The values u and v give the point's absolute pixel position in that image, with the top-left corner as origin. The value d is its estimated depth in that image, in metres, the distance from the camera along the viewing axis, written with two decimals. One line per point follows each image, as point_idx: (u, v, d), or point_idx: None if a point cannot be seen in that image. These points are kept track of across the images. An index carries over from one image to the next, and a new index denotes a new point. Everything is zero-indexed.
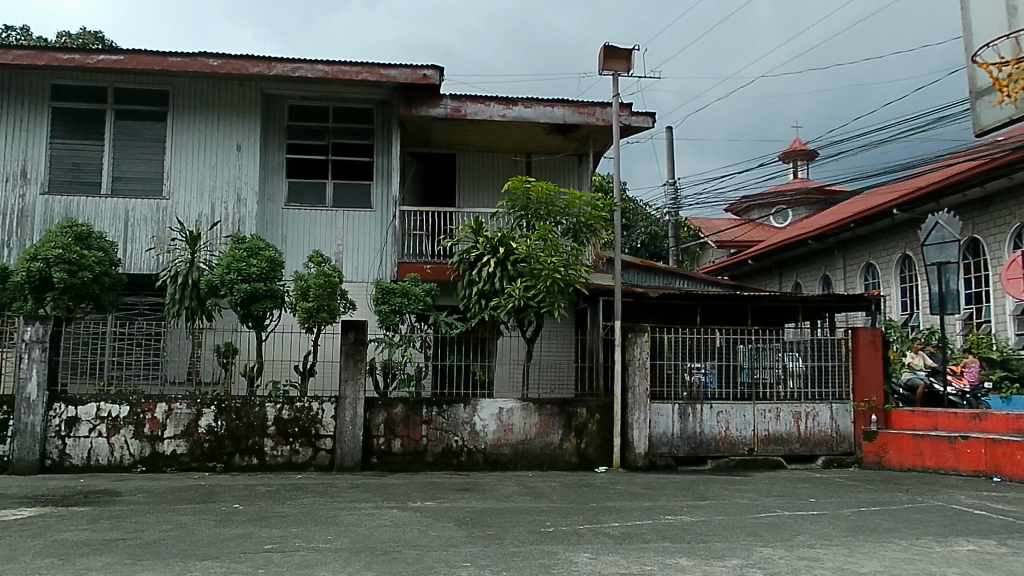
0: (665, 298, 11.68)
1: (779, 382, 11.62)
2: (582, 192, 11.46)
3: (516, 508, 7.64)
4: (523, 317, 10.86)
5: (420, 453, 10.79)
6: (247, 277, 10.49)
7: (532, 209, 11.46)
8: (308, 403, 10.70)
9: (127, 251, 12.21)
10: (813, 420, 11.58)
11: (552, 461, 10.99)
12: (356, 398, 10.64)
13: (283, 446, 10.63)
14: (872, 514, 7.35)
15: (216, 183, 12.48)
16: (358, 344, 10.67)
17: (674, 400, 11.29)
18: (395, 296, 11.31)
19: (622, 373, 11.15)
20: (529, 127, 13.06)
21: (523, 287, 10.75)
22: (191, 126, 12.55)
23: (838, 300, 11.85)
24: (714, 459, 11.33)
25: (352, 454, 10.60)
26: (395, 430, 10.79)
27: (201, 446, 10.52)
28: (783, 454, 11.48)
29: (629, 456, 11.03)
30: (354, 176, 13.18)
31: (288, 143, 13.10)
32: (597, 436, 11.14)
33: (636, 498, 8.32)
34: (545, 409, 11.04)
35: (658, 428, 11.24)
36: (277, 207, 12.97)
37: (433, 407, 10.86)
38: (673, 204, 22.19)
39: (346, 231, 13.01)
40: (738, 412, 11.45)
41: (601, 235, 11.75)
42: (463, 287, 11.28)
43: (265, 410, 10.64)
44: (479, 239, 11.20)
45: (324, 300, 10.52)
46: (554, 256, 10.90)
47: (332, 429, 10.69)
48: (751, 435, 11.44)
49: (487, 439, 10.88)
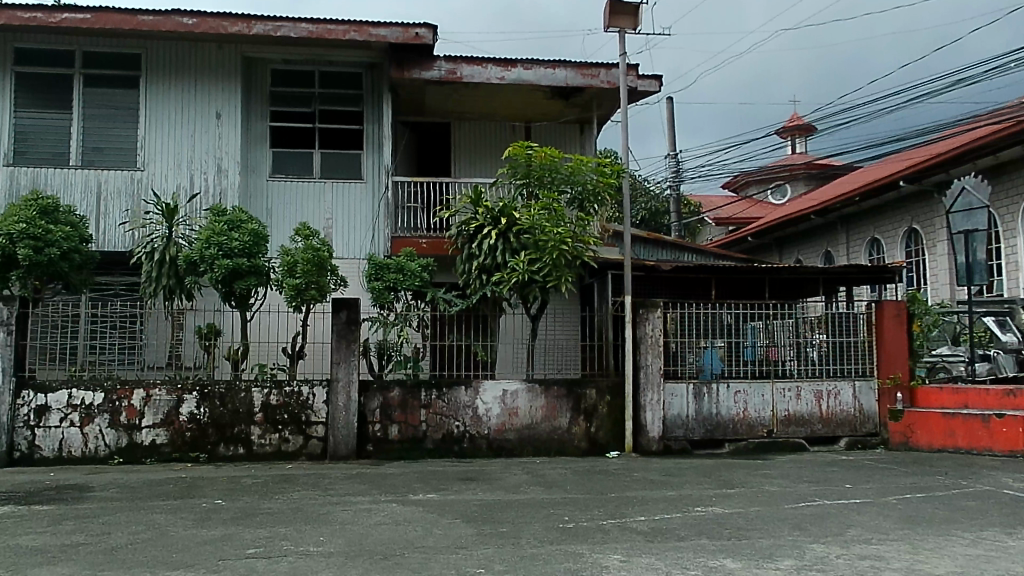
0: (679, 271, 10.89)
1: (799, 359, 10.96)
2: (588, 157, 10.67)
3: (528, 501, 6.94)
4: (528, 294, 10.09)
5: (419, 440, 10.07)
6: (229, 252, 9.65)
7: (535, 176, 10.68)
8: (298, 387, 9.93)
9: (99, 226, 11.34)
10: (835, 399, 10.93)
11: (561, 447, 10.28)
12: (349, 381, 9.89)
13: (272, 434, 9.88)
14: (920, 502, 6.69)
15: (196, 153, 11.62)
16: (351, 323, 9.94)
17: (688, 378, 10.61)
18: (389, 272, 10.54)
19: (633, 351, 10.44)
20: (529, 91, 12.24)
21: (527, 260, 9.99)
22: (166, 92, 11.65)
23: (862, 272, 11.15)
24: (732, 442, 10.67)
25: (347, 442, 9.88)
26: (393, 415, 10.05)
27: (182, 436, 9.76)
28: (805, 436, 10.84)
29: (642, 441, 10.35)
30: (344, 145, 12.35)
31: (272, 110, 12.23)
32: (607, 419, 10.42)
33: (657, 487, 7.64)
34: (552, 392, 10.30)
35: (673, 410, 10.56)
36: (261, 178, 12.10)
37: (433, 390, 10.12)
38: (675, 178, 21.40)
39: (336, 204, 12.16)
40: (757, 392, 10.78)
41: (608, 204, 11.02)
42: (462, 262, 10.48)
43: (252, 396, 9.87)
44: (479, 210, 10.38)
45: (314, 277, 9.70)
46: (560, 226, 10.12)
47: (324, 415, 9.95)
48: (771, 416, 10.78)
49: (490, 423, 10.16)
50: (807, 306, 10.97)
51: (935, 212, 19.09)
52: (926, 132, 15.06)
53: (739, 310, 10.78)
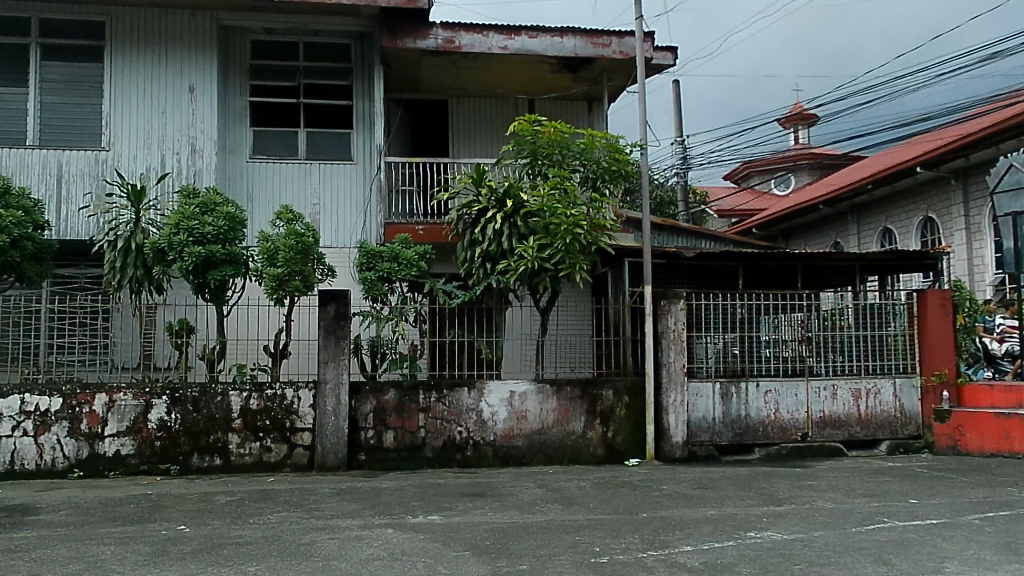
0: (702, 259, 9.84)
1: (834, 355, 9.96)
2: (602, 132, 9.62)
3: (547, 524, 5.90)
4: (537, 284, 9.05)
5: (418, 448, 9.02)
6: (201, 239, 8.53)
7: (542, 154, 9.64)
8: (281, 389, 8.88)
9: (60, 212, 10.24)
10: (875, 399, 9.95)
11: (574, 454, 9.24)
12: (338, 382, 8.84)
13: (252, 443, 8.81)
14: (1010, 524, 5.66)
15: (168, 131, 10.52)
16: (340, 317, 8.88)
17: (715, 377, 9.60)
18: (382, 261, 9.46)
19: (654, 346, 9.42)
20: (534, 63, 11.19)
21: (536, 246, 8.95)
22: (133, 64, 10.54)
23: (902, 259, 10.18)
24: (762, 447, 9.67)
25: (336, 451, 8.81)
26: (387, 420, 9.00)
27: (151, 445, 8.68)
28: (842, 440, 9.85)
29: (664, 447, 9.31)
30: (331, 123, 11.28)
31: (252, 85, 11.15)
32: (626, 423, 9.39)
33: (694, 504, 6.61)
34: (564, 393, 9.25)
35: (697, 412, 9.53)
36: (240, 159, 11.02)
37: (432, 392, 9.08)
38: (682, 164, 20.34)
39: (324, 187, 11.09)
40: (790, 391, 9.78)
41: (624, 185, 9.99)
42: (464, 250, 9.43)
43: (229, 400, 8.80)
44: (482, 191, 9.35)
45: (295, 265, 8.62)
46: (573, 208, 9.08)
47: (311, 421, 8.89)
48: (805, 418, 9.79)
49: (497, 428, 9.12)
50: (842, 296, 10.00)
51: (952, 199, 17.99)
52: (955, 110, 14.08)
53: (768, 301, 9.82)
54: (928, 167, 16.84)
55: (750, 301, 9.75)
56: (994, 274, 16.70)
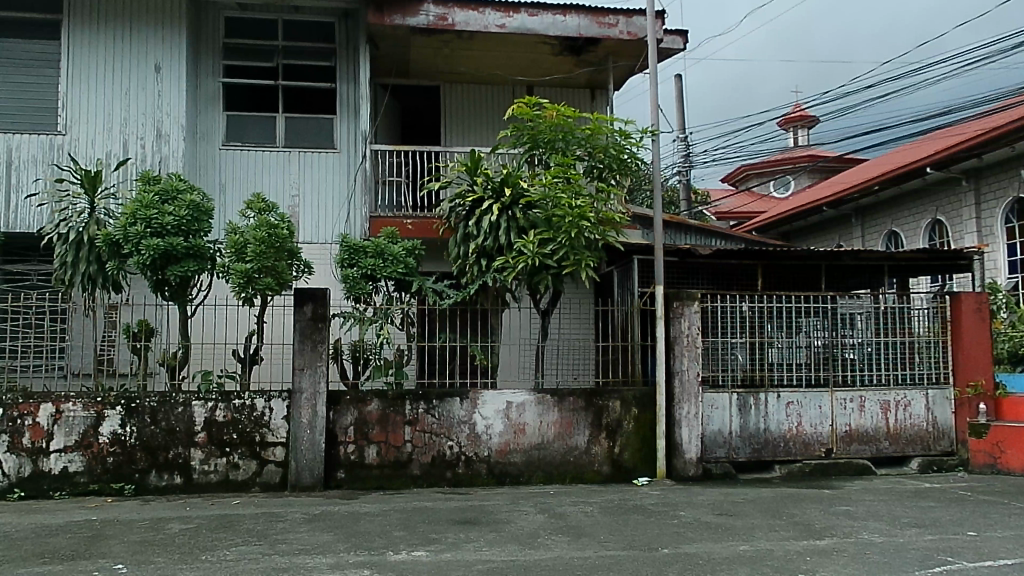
0: (718, 257, 8.96)
1: (860, 364, 9.11)
2: (609, 116, 8.71)
3: (554, 564, 4.98)
4: (537, 284, 8.15)
5: (403, 466, 8.09)
6: (161, 230, 7.56)
7: (543, 140, 8.74)
8: (250, 399, 7.93)
9: (9, 202, 9.29)
10: (905, 412, 9.10)
11: (577, 472, 8.33)
12: (315, 392, 7.91)
13: (217, 460, 7.86)
14: None
15: (131, 114, 9.58)
16: (319, 319, 7.96)
17: (731, 387, 8.73)
18: (366, 257, 8.55)
19: (666, 353, 8.54)
20: (534, 44, 10.33)
21: (537, 241, 8.08)
22: (94, 41, 9.61)
23: (934, 259, 9.36)
24: (783, 465, 8.80)
25: (312, 469, 7.87)
26: (370, 433, 8.07)
27: (102, 462, 7.72)
28: (870, 456, 8.99)
29: (677, 465, 8.42)
30: (313, 108, 10.36)
31: (226, 66, 10.21)
32: (634, 438, 8.47)
33: (721, 537, 5.71)
34: (566, 404, 8.35)
35: (712, 426, 8.66)
36: (212, 146, 10.08)
37: (420, 403, 8.15)
38: (685, 162, 19.50)
39: (304, 177, 10.16)
40: (813, 403, 8.92)
41: (632, 175, 9.11)
42: (456, 245, 8.52)
43: (192, 411, 7.86)
44: (478, 180, 8.46)
45: (266, 260, 7.68)
46: (578, 198, 8.19)
47: (284, 435, 7.95)
48: (830, 433, 8.92)
49: (491, 443, 8.21)
50: (870, 299, 9.14)
51: (962, 201, 16.87)
52: (980, 103, 13.28)
53: (788, 303, 8.98)
54: (939, 167, 16.02)
55: (768, 303, 8.90)
56: (1008, 279, 15.73)
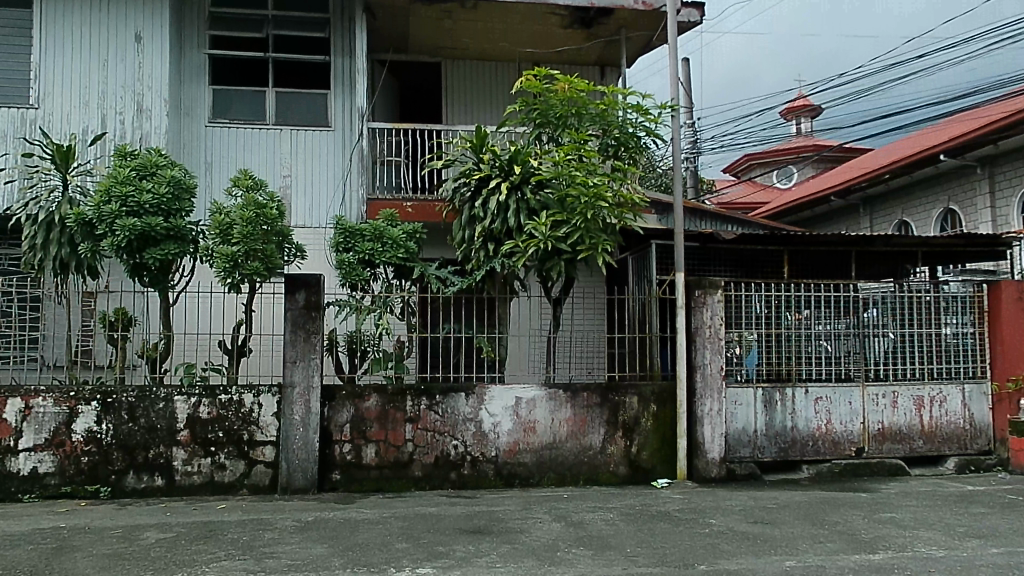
0: (743, 242, 8.34)
1: (893, 357, 8.51)
2: (625, 90, 8.04)
3: None
4: (549, 270, 7.52)
5: (404, 467, 7.47)
6: (137, 210, 6.88)
7: (554, 115, 8.05)
8: (237, 394, 7.29)
9: None
10: (939, 408, 8.50)
11: (591, 473, 7.72)
12: (308, 387, 7.27)
13: (201, 460, 7.22)
14: None
15: (110, 86, 8.89)
16: (313, 308, 7.33)
17: (756, 382, 8.14)
18: (363, 240, 7.90)
19: (687, 345, 7.92)
20: (542, 16, 9.67)
21: (549, 223, 7.41)
22: (70, 8, 8.92)
23: (971, 245, 8.76)
24: (811, 465, 8.21)
25: (305, 470, 7.24)
26: (368, 432, 7.44)
27: (75, 463, 7.08)
28: (903, 456, 8.40)
29: (698, 465, 7.81)
30: (306, 83, 9.70)
31: (212, 37, 9.52)
32: (653, 437, 7.86)
33: (762, 550, 5.09)
34: (580, 400, 7.73)
35: (736, 423, 8.06)
36: (197, 123, 9.40)
37: (423, 399, 7.53)
38: (692, 149, 18.86)
39: (296, 156, 9.50)
40: (844, 399, 8.32)
41: (650, 153, 8.43)
42: (461, 228, 7.86)
43: (175, 408, 7.22)
44: (484, 157, 7.78)
45: (254, 243, 7.03)
46: (593, 177, 7.54)
47: (274, 433, 7.31)
48: (860, 431, 8.33)
49: (499, 443, 7.59)
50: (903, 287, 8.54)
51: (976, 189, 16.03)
52: (1005, 83, 12.63)
53: (817, 292, 8.39)
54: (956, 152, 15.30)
55: (794, 291, 8.31)
56: None
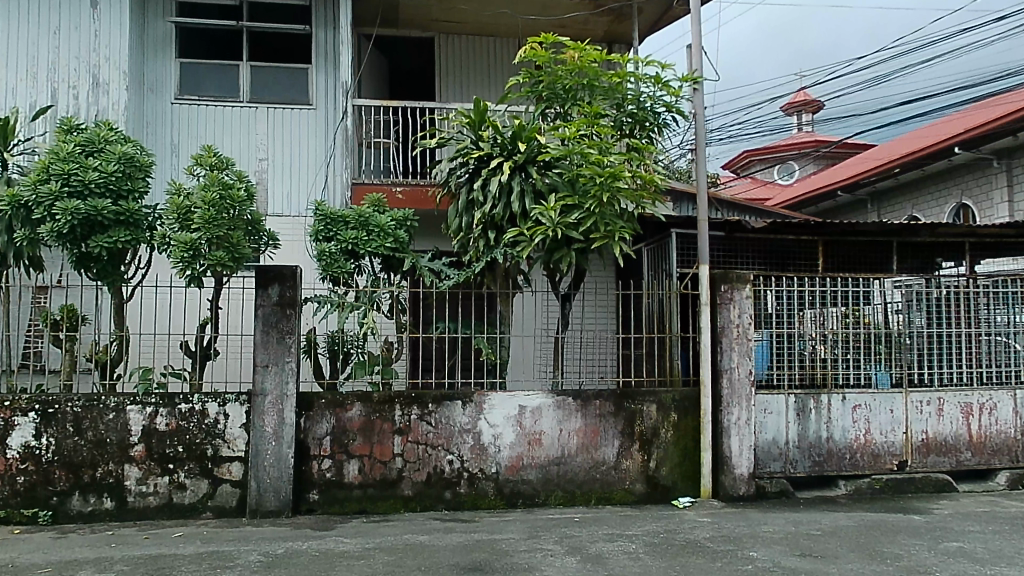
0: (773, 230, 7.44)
1: (937, 360, 7.65)
2: (642, 59, 7.12)
3: None
4: (558, 261, 6.61)
5: (392, 486, 6.55)
6: (81, 191, 5.93)
7: (562, 88, 7.13)
8: (199, 404, 6.35)
9: None
10: (989, 416, 7.63)
11: (604, 491, 6.82)
12: (282, 395, 6.35)
13: (158, 479, 6.28)
14: None
15: (63, 57, 7.97)
16: (287, 304, 6.39)
17: (788, 389, 7.27)
18: (346, 228, 6.97)
19: (711, 346, 7.03)
20: None
21: (559, 208, 6.49)
22: None
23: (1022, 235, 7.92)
24: (848, 481, 7.34)
25: (278, 490, 6.31)
26: (350, 446, 6.51)
27: (11, 483, 6.13)
28: (949, 470, 7.53)
29: (724, 482, 6.91)
30: (284, 57, 8.77)
31: (179, 5, 8.59)
32: (674, 450, 6.96)
33: None
34: (592, 409, 6.82)
35: (765, 435, 7.18)
36: (162, 100, 8.45)
37: (414, 408, 6.61)
38: None
39: (274, 137, 8.56)
40: (884, 406, 7.44)
41: (669, 132, 7.52)
42: (459, 214, 6.94)
43: (127, 419, 6.27)
44: (484, 134, 6.84)
45: (217, 229, 6.10)
46: (609, 155, 6.62)
47: (243, 448, 6.38)
48: (902, 442, 7.46)
49: (501, 458, 6.67)
50: (948, 282, 7.68)
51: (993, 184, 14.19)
52: None
53: (854, 288, 7.53)
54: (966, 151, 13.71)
55: (831, 287, 7.44)
56: None
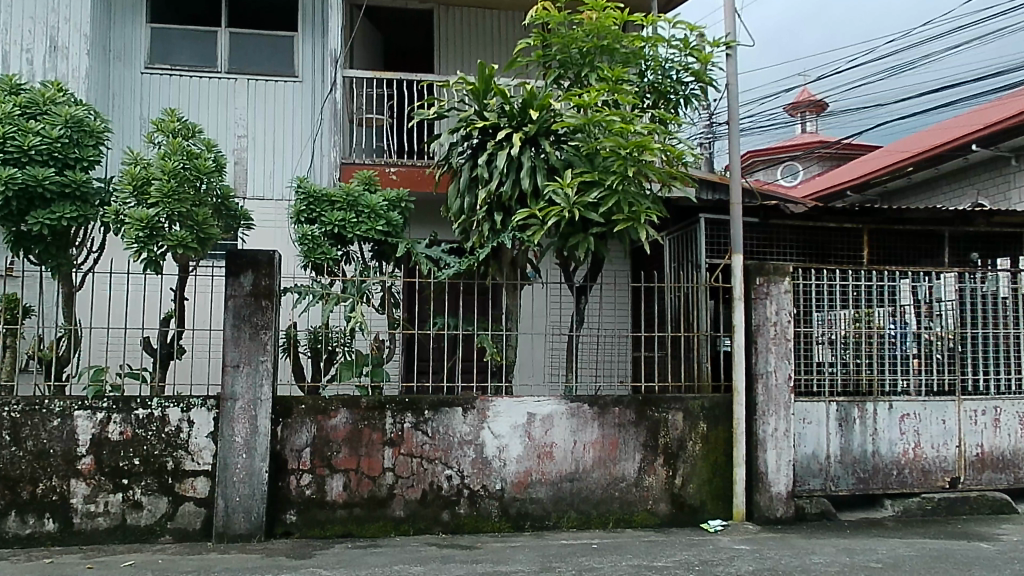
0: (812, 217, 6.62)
1: (993, 365, 6.84)
2: (669, 21, 6.31)
3: None
4: (574, 246, 5.77)
5: (381, 505, 5.70)
6: (18, 158, 5.07)
7: (579, 53, 6.30)
8: (159, 409, 5.49)
9: None
10: None
11: (623, 512, 5.99)
12: (255, 400, 5.48)
13: (110, 496, 5.41)
14: None
15: (18, 19, 7.12)
16: (262, 295, 5.53)
17: (829, 397, 6.45)
18: (332, 209, 6.13)
19: (745, 347, 6.21)
20: None
21: (576, 186, 5.66)
22: None
23: None
24: (895, 501, 6.52)
25: (249, 510, 5.45)
26: (334, 459, 5.66)
27: None
28: (1006, 489, 6.73)
29: (760, 502, 6.08)
30: (270, 25, 7.97)
31: None
32: (703, 465, 6.13)
33: None
34: (610, 417, 5.99)
35: (804, 448, 6.36)
36: (130, 69, 7.58)
37: (407, 415, 5.76)
38: None
39: (254, 111, 7.70)
40: (935, 416, 6.63)
41: (697, 106, 6.70)
42: (461, 194, 6.10)
43: (74, 427, 5.40)
44: (491, 101, 6.00)
45: (177, 204, 5.26)
46: (633, 126, 5.79)
47: (209, 460, 5.52)
48: (955, 457, 6.64)
49: (507, 473, 5.83)
50: (1007, 278, 6.88)
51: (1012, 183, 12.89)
52: None
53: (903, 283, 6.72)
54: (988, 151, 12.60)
55: (877, 280, 6.63)
56: None
